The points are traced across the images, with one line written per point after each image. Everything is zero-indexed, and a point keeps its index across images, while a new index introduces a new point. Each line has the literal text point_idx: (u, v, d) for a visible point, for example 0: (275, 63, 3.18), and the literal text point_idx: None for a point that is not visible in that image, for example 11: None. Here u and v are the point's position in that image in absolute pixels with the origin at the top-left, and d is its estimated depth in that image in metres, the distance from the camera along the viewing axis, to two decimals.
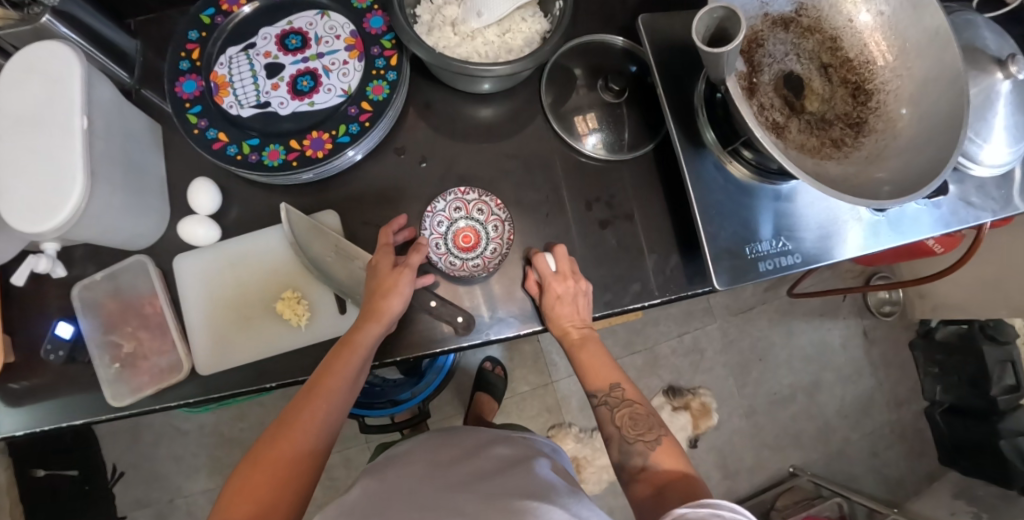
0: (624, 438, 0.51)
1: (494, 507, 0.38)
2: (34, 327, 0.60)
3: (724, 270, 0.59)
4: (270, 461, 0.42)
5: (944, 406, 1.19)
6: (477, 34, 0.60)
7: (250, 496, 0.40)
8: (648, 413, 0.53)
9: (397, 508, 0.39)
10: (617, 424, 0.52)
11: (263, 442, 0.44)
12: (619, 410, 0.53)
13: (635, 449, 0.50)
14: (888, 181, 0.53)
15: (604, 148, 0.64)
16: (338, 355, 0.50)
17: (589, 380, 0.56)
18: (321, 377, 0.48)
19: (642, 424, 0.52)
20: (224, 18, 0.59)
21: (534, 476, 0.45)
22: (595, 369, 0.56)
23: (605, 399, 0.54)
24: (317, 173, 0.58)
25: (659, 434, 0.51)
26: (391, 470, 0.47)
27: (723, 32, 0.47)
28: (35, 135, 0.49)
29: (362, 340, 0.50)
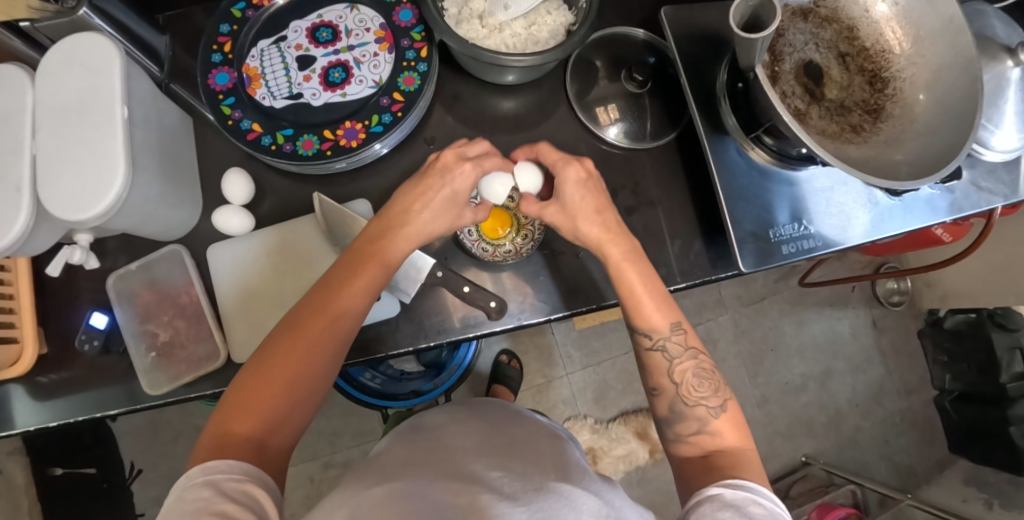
0: (682, 398, 0.48)
1: (524, 482, 0.37)
2: (67, 319, 0.60)
3: (749, 253, 0.60)
4: (281, 378, 0.42)
5: (954, 394, 1.21)
6: (504, 27, 0.61)
7: (256, 404, 0.41)
8: (711, 373, 0.48)
9: (425, 472, 0.38)
10: (676, 379, 0.48)
11: (270, 351, 0.43)
12: (680, 363, 0.49)
13: (692, 412, 0.47)
14: (906, 162, 0.55)
15: (626, 137, 0.65)
16: (360, 270, 0.47)
17: (642, 321, 0.49)
18: (341, 288, 0.46)
19: (706, 385, 0.48)
20: (255, 12, 0.60)
21: (568, 458, 0.45)
22: (644, 306, 0.49)
23: (660, 346, 0.49)
24: (350, 163, 0.59)
25: (723, 399, 0.48)
26: (420, 438, 0.46)
27: (757, 20, 0.48)
28: (77, 124, 0.50)
29: (389, 258, 0.49)
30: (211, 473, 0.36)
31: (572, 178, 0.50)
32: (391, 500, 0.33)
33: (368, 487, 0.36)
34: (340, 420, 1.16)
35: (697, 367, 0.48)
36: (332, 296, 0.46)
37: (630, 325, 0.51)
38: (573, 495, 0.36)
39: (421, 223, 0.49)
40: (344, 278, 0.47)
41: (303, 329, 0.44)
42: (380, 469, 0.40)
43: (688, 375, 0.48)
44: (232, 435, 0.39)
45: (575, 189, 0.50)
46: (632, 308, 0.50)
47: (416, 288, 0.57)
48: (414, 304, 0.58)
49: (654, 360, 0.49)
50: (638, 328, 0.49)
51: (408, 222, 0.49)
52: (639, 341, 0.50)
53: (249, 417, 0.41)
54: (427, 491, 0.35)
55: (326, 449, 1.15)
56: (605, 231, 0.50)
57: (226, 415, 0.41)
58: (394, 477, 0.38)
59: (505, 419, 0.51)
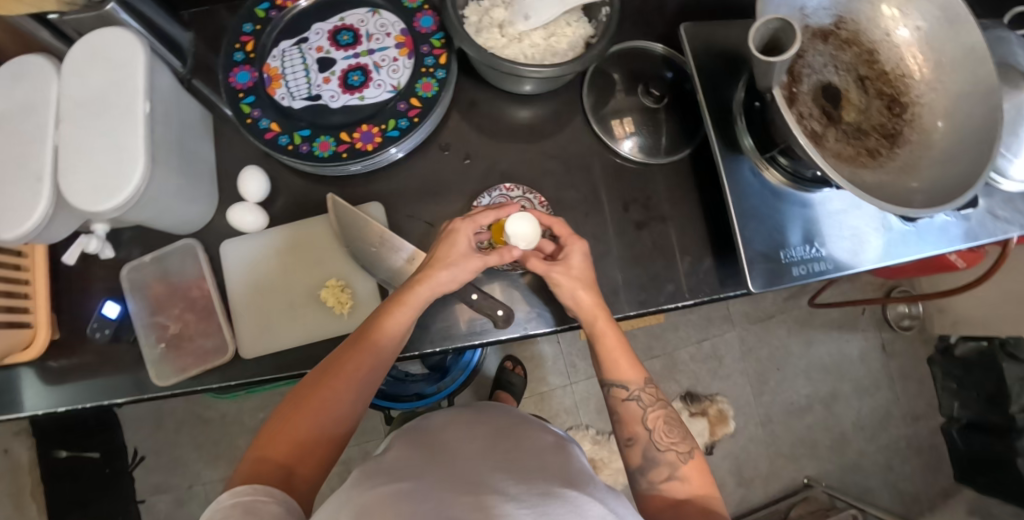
0: (654, 444, 0.49)
1: (529, 486, 0.37)
2: (79, 307, 0.61)
3: (758, 273, 0.59)
4: (310, 410, 0.45)
5: (962, 422, 1.20)
6: (523, 37, 0.61)
7: (288, 436, 0.44)
8: (679, 422, 0.51)
9: (431, 475, 0.38)
10: (649, 426, 0.50)
11: (305, 388, 0.47)
12: (652, 411, 0.51)
13: (664, 457, 0.48)
14: (921, 190, 0.55)
15: (641, 152, 0.65)
16: (388, 312, 0.50)
17: (612, 373, 0.53)
18: (370, 330, 0.49)
19: (675, 432, 0.50)
20: (279, 13, 0.61)
21: (572, 465, 0.44)
22: (618, 359, 0.53)
23: (635, 396, 0.51)
24: (365, 165, 0.59)
25: (691, 446, 0.49)
26: (427, 440, 0.47)
27: (777, 42, 0.48)
28: (99, 117, 0.51)
29: (414, 302, 0.50)
30: (238, 495, 0.37)
31: (579, 247, 0.54)
32: (393, 501, 0.33)
33: (373, 487, 0.36)
34: None
35: (668, 415, 0.51)
36: (362, 338, 0.49)
37: (603, 379, 0.54)
38: (578, 500, 0.36)
39: (444, 270, 0.51)
40: (373, 321, 0.50)
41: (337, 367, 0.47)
42: (386, 468, 0.40)
43: (660, 421, 0.50)
44: (263, 461, 0.42)
45: (580, 260, 0.54)
46: (605, 360, 0.53)
47: None
48: (422, 307, 0.59)
49: (628, 409, 0.52)
50: (613, 380, 0.52)
51: (431, 270, 0.51)
52: (615, 393, 0.52)
53: (281, 446, 0.43)
54: (432, 492, 0.35)
55: None
56: (598, 303, 0.53)
57: (261, 443, 0.44)
58: (399, 478, 0.38)
59: (509, 422, 0.51)
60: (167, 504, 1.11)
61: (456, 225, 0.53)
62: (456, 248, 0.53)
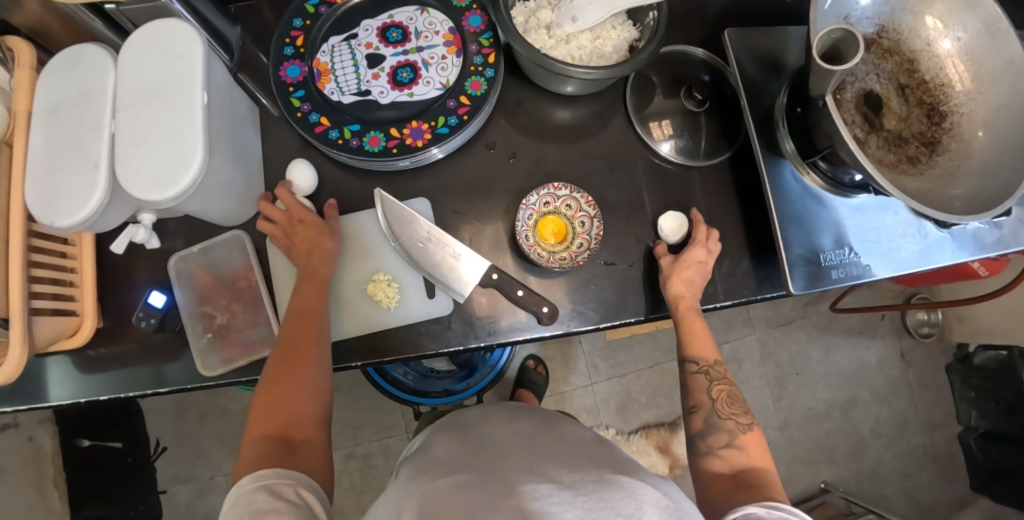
0: (716, 412, 0.53)
1: (582, 473, 0.37)
2: (125, 295, 0.61)
3: (799, 276, 0.60)
4: (286, 386, 0.49)
5: (979, 431, 1.20)
6: (571, 38, 0.62)
7: (273, 418, 0.47)
8: (740, 398, 0.55)
9: (483, 466, 0.38)
10: (713, 396, 0.54)
11: (270, 374, 0.50)
12: (716, 384, 0.55)
13: (724, 424, 0.52)
14: (961, 197, 0.56)
15: (680, 153, 0.65)
16: (303, 288, 0.55)
17: (689, 348, 0.56)
18: (299, 308, 0.54)
19: (736, 405, 0.54)
20: (328, 9, 0.61)
21: (619, 456, 0.44)
22: (697, 338, 0.56)
23: (704, 370, 0.56)
24: (413, 162, 0.60)
25: (751, 420, 0.52)
26: (469, 432, 0.48)
27: (837, 53, 0.49)
28: (157, 107, 0.51)
29: (325, 273, 0.56)
30: (261, 478, 0.40)
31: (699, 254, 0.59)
32: (453, 494, 0.34)
33: (432, 479, 0.37)
34: (363, 413, 1.17)
35: (731, 389, 0.54)
36: (296, 313, 0.53)
37: (679, 353, 0.58)
38: (633, 486, 0.36)
39: (326, 239, 0.57)
40: (296, 298, 0.54)
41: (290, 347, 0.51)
42: (437, 463, 0.41)
43: (723, 394, 0.54)
44: (261, 442, 0.45)
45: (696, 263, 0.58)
46: (684, 336, 0.57)
47: (468, 290, 0.58)
48: (467, 303, 0.59)
49: (694, 380, 0.56)
50: (688, 354, 0.57)
51: (315, 245, 0.57)
52: (685, 365, 0.57)
53: (274, 426, 0.47)
54: (489, 481, 0.35)
55: (347, 440, 1.16)
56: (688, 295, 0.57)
57: (252, 430, 0.47)
58: (453, 471, 0.38)
59: (549, 417, 0.52)
60: (188, 495, 1.11)
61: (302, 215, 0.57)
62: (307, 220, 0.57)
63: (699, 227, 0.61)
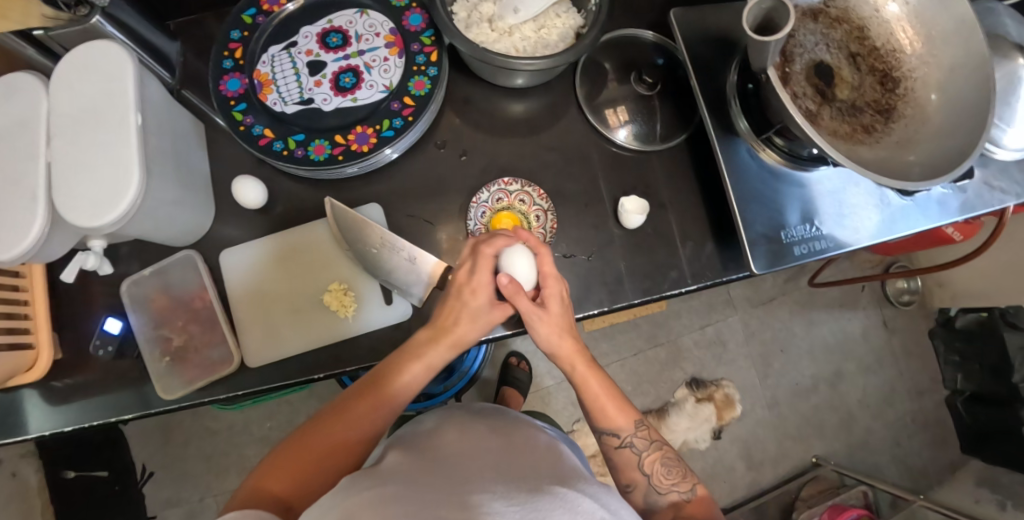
0: (654, 487, 0.51)
1: (520, 486, 0.37)
2: (81, 324, 0.60)
3: (760, 254, 0.59)
4: (314, 453, 0.44)
5: (966, 394, 1.21)
6: (514, 30, 0.61)
7: (290, 473, 0.43)
8: (676, 460, 0.52)
9: (421, 478, 0.38)
10: (646, 471, 0.52)
11: (311, 430, 0.46)
12: (647, 455, 0.52)
13: (665, 500, 0.50)
14: (919, 161, 0.55)
15: (636, 139, 0.65)
16: (405, 366, 0.50)
17: (602, 421, 0.53)
18: (383, 381, 0.49)
19: (675, 471, 0.51)
20: (266, 18, 0.60)
21: (565, 467, 0.44)
22: (606, 407, 0.52)
23: (628, 443, 0.52)
24: (361, 167, 0.59)
25: (692, 483, 0.51)
26: (421, 438, 0.48)
27: (770, 22, 0.48)
28: (91, 131, 0.50)
29: (430, 363, 0.50)
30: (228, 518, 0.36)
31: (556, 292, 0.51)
32: (384, 501, 0.33)
33: (360, 491, 0.36)
34: None
35: (664, 457, 0.52)
36: (375, 387, 0.49)
37: (594, 426, 0.54)
38: (569, 496, 0.37)
39: (470, 328, 0.50)
40: (383, 374, 0.49)
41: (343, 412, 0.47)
42: (376, 470, 0.40)
43: (657, 465, 0.52)
44: (260, 492, 0.41)
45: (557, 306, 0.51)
46: (593, 410, 0.53)
47: (426, 292, 0.58)
48: (427, 308, 0.59)
49: (623, 457, 0.52)
50: (604, 428, 0.53)
51: (454, 329, 0.50)
52: (607, 440, 0.53)
53: (283, 482, 0.42)
54: (422, 493, 0.35)
55: None
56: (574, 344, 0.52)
57: (258, 478, 0.43)
58: (386, 481, 0.37)
59: (502, 422, 0.52)
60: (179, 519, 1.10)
61: (475, 280, 0.50)
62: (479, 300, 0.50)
63: (543, 262, 0.50)
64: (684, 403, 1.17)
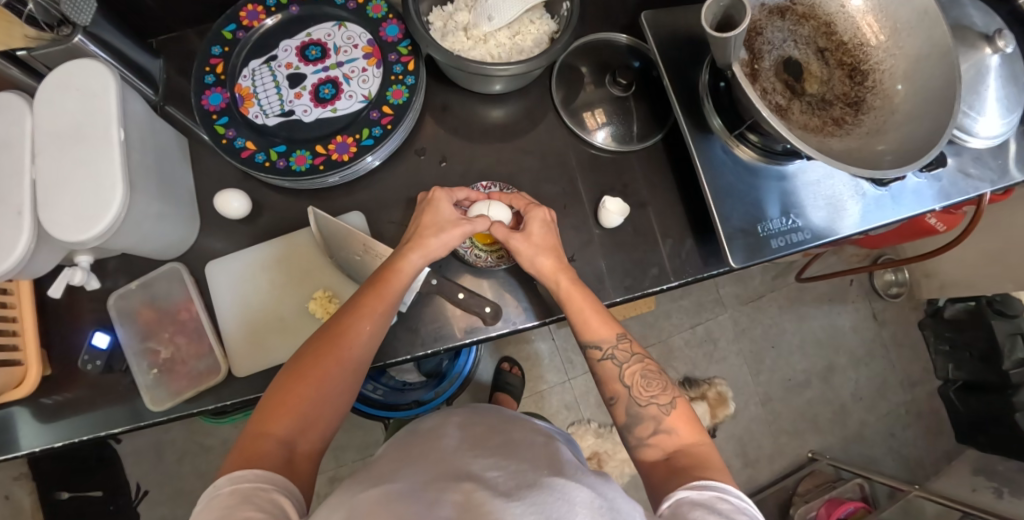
0: (634, 400, 0.50)
1: (519, 479, 0.38)
2: (69, 340, 0.61)
3: (738, 249, 0.61)
4: (310, 383, 0.45)
5: (958, 383, 1.22)
6: (488, 37, 0.62)
7: (287, 410, 0.44)
8: (657, 374, 0.51)
9: (420, 475, 0.39)
10: (627, 382, 0.50)
11: (300, 361, 0.46)
12: (628, 368, 0.51)
13: (646, 412, 0.49)
14: (889, 150, 0.55)
15: (614, 140, 0.66)
16: (380, 283, 0.50)
17: (585, 334, 0.52)
18: (361, 301, 0.49)
19: (654, 384, 0.50)
20: (246, 33, 0.61)
21: (562, 456, 0.45)
22: (589, 319, 0.52)
23: (609, 354, 0.51)
24: (342, 176, 0.60)
25: (672, 396, 0.49)
26: (416, 440, 0.48)
27: (729, 19, 0.50)
28: (74, 145, 0.50)
29: (404, 271, 0.51)
30: (236, 482, 0.36)
31: (539, 216, 0.56)
32: (388, 501, 0.34)
33: (363, 491, 0.37)
34: (344, 434, 1.18)
35: (644, 368, 0.50)
36: (354, 309, 0.49)
37: (579, 341, 0.53)
38: (566, 488, 0.37)
39: (439, 237, 0.53)
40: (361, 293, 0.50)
41: (328, 343, 0.47)
42: (373, 474, 0.41)
43: (637, 377, 0.50)
44: (263, 439, 0.41)
45: (540, 229, 0.55)
46: (578, 323, 0.53)
47: (412, 296, 0.59)
48: (411, 311, 0.60)
49: (605, 369, 0.51)
50: (587, 341, 0.52)
51: (424, 239, 0.52)
52: (590, 355, 0.52)
53: (282, 423, 0.43)
54: (422, 489, 0.36)
55: (331, 463, 1.17)
56: (557, 265, 0.54)
57: (259, 420, 0.43)
58: (391, 479, 0.39)
59: (501, 421, 0.52)
60: None
61: (434, 195, 0.56)
62: (445, 215, 0.54)
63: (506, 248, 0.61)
64: None
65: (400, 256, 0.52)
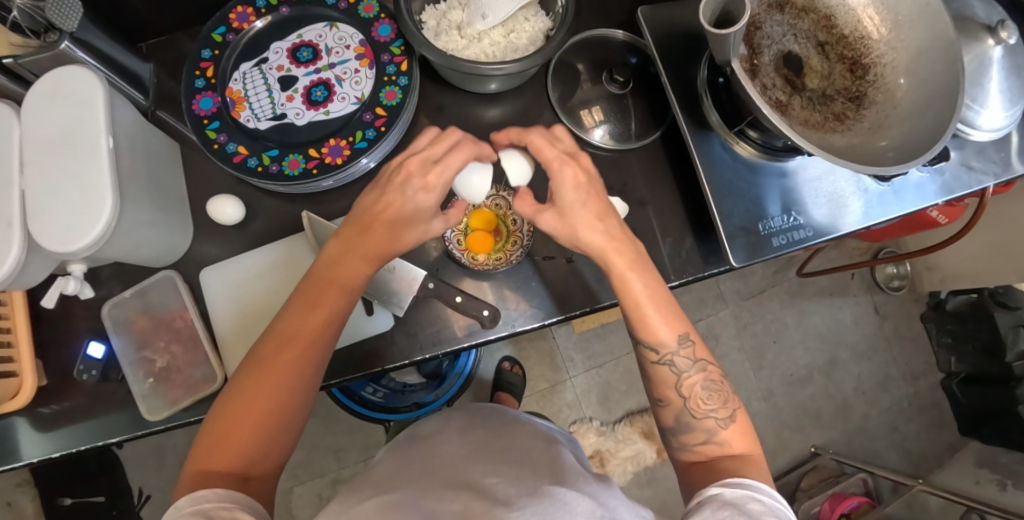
0: (690, 411, 0.47)
1: (519, 487, 0.37)
2: (64, 350, 0.60)
3: (739, 248, 0.60)
4: (254, 415, 0.41)
5: (961, 376, 1.22)
6: (483, 36, 0.61)
7: (232, 444, 0.40)
8: (718, 383, 0.48)
9: (419, 484, 0.38)
10: (684, 393, 0.48)
11: (241, 389, 0.42)
12: (687, 377, 0.48)
13: (700, 425, 0.47)
14: (892, 146, 0.54)
15: (612, 138, 0.65)
16: (320, 295, 0.45)
17: (646, 333, 0.48)
18: (300, 319, 0.44)
19: (716, 396, 0.47)
20: (236, 36, 0.60)
21: (563, 461, 0.45)
22: (648, 318, 0.48)
23: (667, 361, 0.48)
24: (337, 180, 0.59)
25: (732, 409, 0.47)
26: (415, 448, 0.47)
27: (728, 15, 0.49)
28: (63, 155, 0.49)
29: (346, 282, 0.46)
30: (199, 502, 0.36)
31: (569, 177, 0.46)
32: (388, 510, 0.34)
33: (364, 501, 0.37)
34: (345, 435, 1.17)
35: (706, 379, 0.47)
36: (299, 319, 0.45)
37: (636, 337, 0.49)
38: (566, 496, 0.37)
39: (387, 239, 0.46)
40: (304, 299, 0.45)
41: (269, 369, 0.43)
42: (372, 482, 0.41)
43: (697, 388, 0.48)
44: (210, 474, 0.39)
45: (574, 196, 0.46)
46: (639, 321, 0.48)
47: (408, 300, 0.58)
48: (409, 315, 0.59)
49: (660, 374, 0.49)
50: (646, 342, 0.48)
51: (369, 242, 0.46)
52: (645, 355, 0.49)
53: (227, 459, 0.40)
54: (422, 498, 0.36)
55: (333, 464, 1.17)
56: (608, 239, 0.47)
57: (204, 454, 0.40)
58: (392, 488, 0.38)
59: (503, 424, 0.52)
60: None
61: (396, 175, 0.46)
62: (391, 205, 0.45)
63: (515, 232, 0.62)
64: None
65: (341, 263, 0.46)
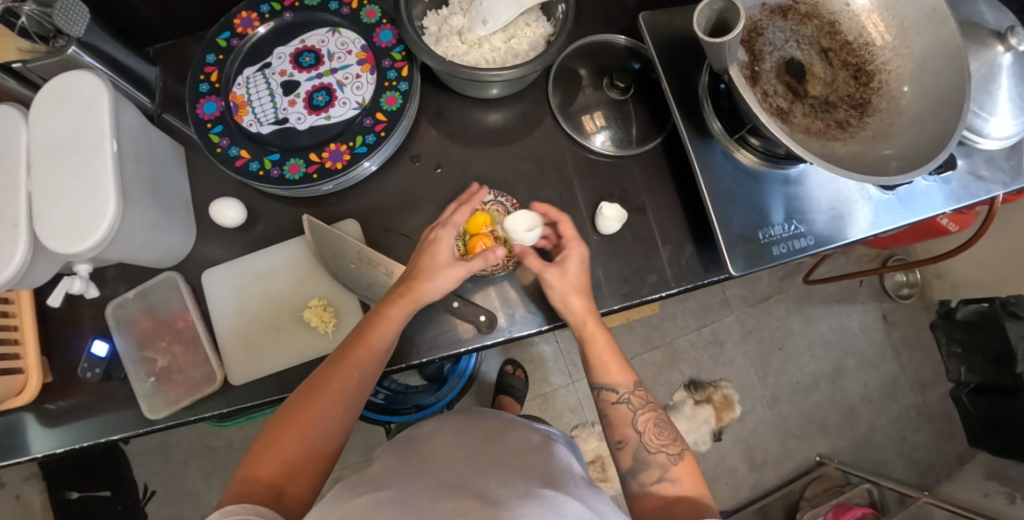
0: (644, 446, 0.49)
1: (511, 487, 0.37)
2: (68, 348, 0.61)
3: (738, 256, 0.59)
4: (298, 428, 0.45)
5: (970, 387, 1.20)
6: (483, 41, 0.61)
7: (276, 457, 0.43)
8: (669, 424, 0.51)
9: (413, 484, 0.38)
10: (639, 428, 0.50)
11: (292, 406, 0.46)
12: (642, 413, 0.51)
13: (654, 459, 0.48)
14: (896, 156, 0.53)
15: (613, 144, 0.65)
16: (370, 328, 0.50)
17: (603, 375, 0.53)
18: (352, 346, 0.49)
19: (666, 433, 0.50)
20: (240, 41, 0.61)
21: (555, 463, 0.45)
22: (608, 363, 0.53)
23: (625, 398, 0.52)
24: (337, 184, 0.60)
25: (681, 447, 0.49)
26: (411, 449, 0.47)
27: (723, 23, 0.49)
28: (69, 158, 0.50)
29: (395, 318, 0.51)
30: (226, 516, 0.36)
31: (577, 253, 0.55)
32: (377, 507, 0.34)
33: (356, 497, 0.37)
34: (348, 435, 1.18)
35: (658, 416, 0.51)
36: (351, 350, 0.49)
37: (593, 382, 0.54)
38: (557, 499, 0.37)
39: (433, 281, 0.51)
40: (358, 334, 0.50)
41: (320, 389, 0.47)
42: (368, 479, 0.41)
43: (649, 424, 0.51)
44: (253, 481, 0.41)
45: (576, 266, 0.54)
46: (595, 364, 0.53)
47: None
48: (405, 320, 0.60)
49: (618, 413, 0.52)
50: (602, 384, 0.53)
51: (416, 282, 0.51)
52: (604, 396, 0.53)
53: (270, 468, 0.43)
54: (414, 497, 0.36)
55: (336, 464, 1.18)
56: (586, 307, 0.54)
57: (250, 463, 0.43)
58: (382, 487, 0.38)
59: (498, 425, 0.52)
60: None
61: (438, 234, 0.54)
62: (439, 255, 0.53)
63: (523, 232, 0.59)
64: (682, 405, 1.17)
65: (391, 301, 0.51)
